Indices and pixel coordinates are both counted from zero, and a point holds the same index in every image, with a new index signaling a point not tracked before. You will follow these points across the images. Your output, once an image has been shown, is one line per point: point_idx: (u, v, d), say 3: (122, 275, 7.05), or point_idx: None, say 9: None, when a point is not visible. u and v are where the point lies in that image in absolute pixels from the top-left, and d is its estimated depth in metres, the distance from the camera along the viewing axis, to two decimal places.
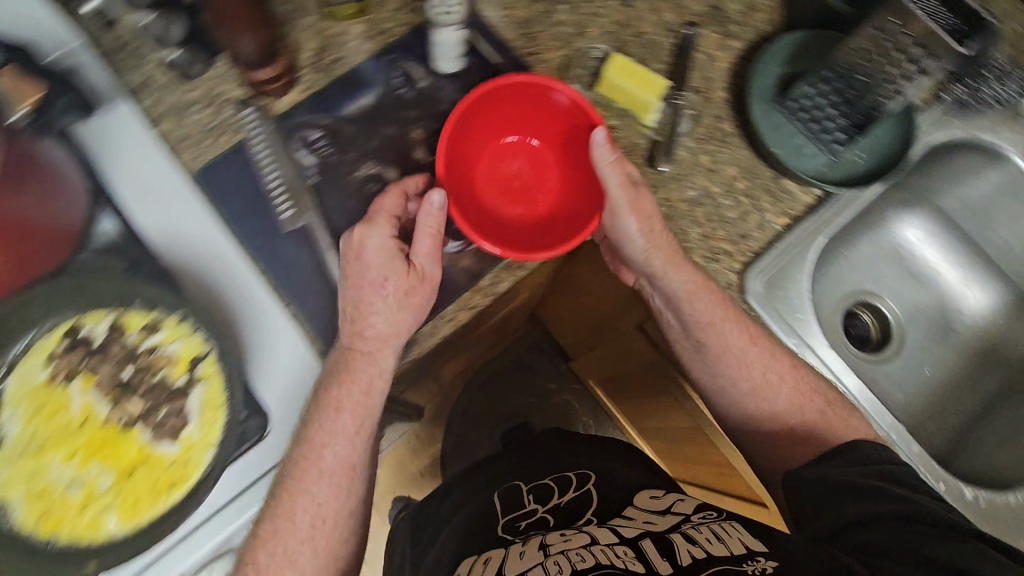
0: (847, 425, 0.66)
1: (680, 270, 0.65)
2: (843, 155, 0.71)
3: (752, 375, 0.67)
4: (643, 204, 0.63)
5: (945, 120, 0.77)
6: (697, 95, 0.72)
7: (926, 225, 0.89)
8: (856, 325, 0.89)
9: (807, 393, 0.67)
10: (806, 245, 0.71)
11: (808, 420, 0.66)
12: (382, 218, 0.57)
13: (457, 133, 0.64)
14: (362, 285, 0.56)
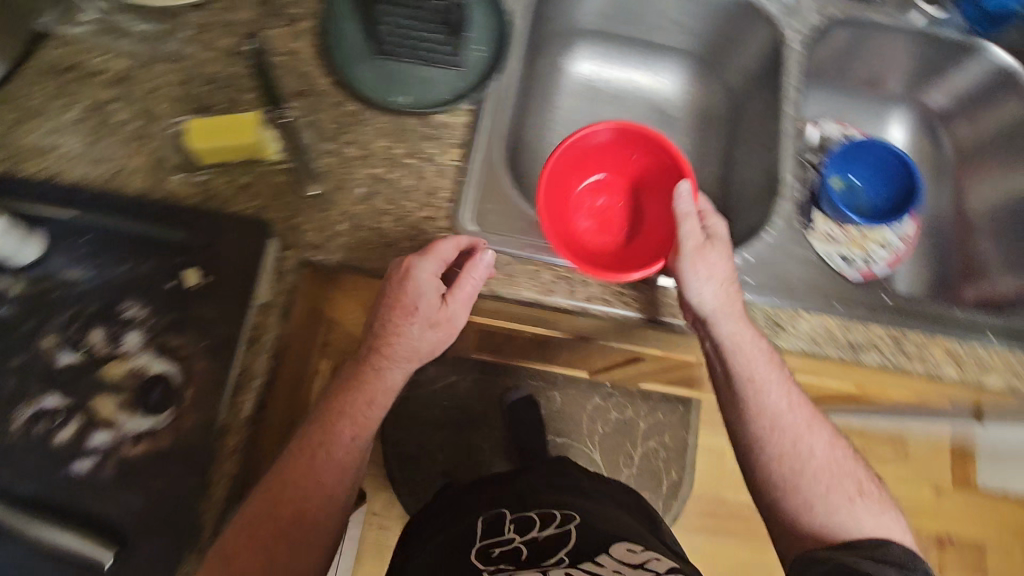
0: (876, 518, 0.62)
1: (732, 324, 0.63)
2: (467, 60, 0.70)
3: (786, 424, 0.64)
4: (710, 257, 0.63)
5: None
6: (302, 98, 0.67)
7: (591, 55, 0.92)
8: None
9: (841, 473, 0.64)
10: (488, 161, 0.68)
11: (833, 511, 0.62)
12: (433, 252, 0.60)
13: (574, 159, 0.73)
14: (408, 308, 0.59)
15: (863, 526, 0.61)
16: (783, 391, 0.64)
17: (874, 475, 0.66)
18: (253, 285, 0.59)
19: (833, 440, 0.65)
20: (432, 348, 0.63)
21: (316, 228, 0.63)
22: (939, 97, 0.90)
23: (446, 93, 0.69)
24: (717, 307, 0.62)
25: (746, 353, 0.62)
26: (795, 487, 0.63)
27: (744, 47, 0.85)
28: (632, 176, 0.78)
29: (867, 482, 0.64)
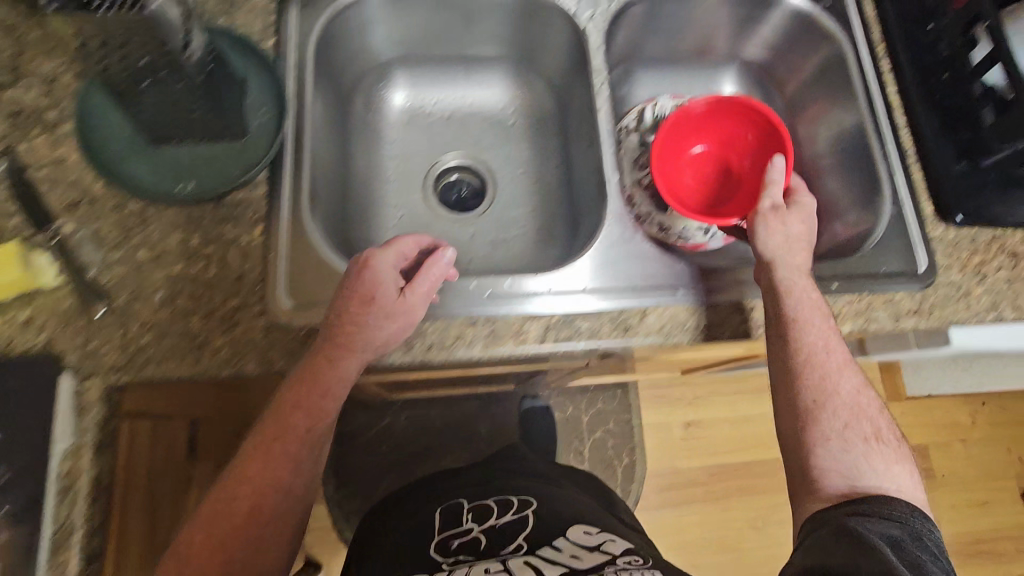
0: (890, 468, 0.61)
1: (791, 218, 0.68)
2: (252, 128, 0.66)
3: (828, 363, 0.62)
4: (790, 218, 0.68)
5: (307, 13, 0.72)
6: (74, 208, 0.61)
7: (407, 81, 0.88)
8: (457, 190, 0.87)
9: (858, 417, 0.62)
10: (294, 229, 0.65)
11: (848, 451, 0.60)
12: (397, 245, 0.63)
13: (669, 150, 0.81)
14: (364, 299, 0.58)
15: (881, 479, 0.60)
16: (826, 336, 0.63)
17: (897, 436, 0.64)
18: (50, 430, 0.54)
19: (861, 386, 0.63)
20: (388, 342, 0.59)
21: (116, 347, 0.58)
22: (757, 49, 0.89)
23: (236, 169, 0.64)
24: (794, 237, 0.67)
25: (806, 299, 0.63)
26: (815, 418, 0.62)
27: (548, 45, 0.83)
28: (721, 136, 0.86)
29: (886, 431, 0.63)
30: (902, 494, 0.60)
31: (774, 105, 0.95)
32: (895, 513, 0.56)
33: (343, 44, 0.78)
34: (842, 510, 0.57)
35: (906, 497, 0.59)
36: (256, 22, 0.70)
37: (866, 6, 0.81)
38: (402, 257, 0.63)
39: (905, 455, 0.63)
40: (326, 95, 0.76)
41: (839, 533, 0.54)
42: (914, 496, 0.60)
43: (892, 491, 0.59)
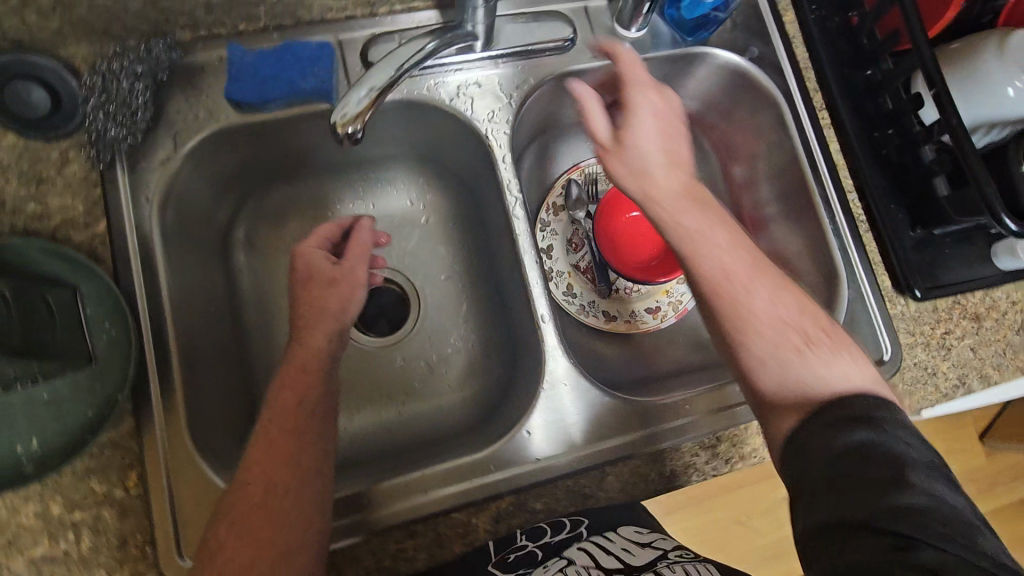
0: (831, 366, 0.52)
1: (653, 132, 0.60)
2: (97, 354, 0.53)
3: (739, 274, 0.55)
4: (671, 129, 0.61)
5: (140, 176, 0.58)
6: None
7: (293, 202, 0.74)
8: (378, 314, 0.76)
9: (781, 326, 0.54)
10: (181, 460, 0.55)
11: (784, 375, 0.53)
12: (325, 228, 0.65)
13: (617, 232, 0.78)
14: (305, 281, 0.61)
15: (825, 383, 0.51)
16: (707, 257, 0.56)
17: (824, 326, 0.56)
18: None
19: (774, 296, 0.55)
20: (343, 306, 0.61)
21: None
22: (687, 102, 0.80)
23: (90, 410, 0.51)
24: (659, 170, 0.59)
25: (691, 234, 0.57)
26: (748, 346, 0.54)
27: (454, 143, 0.71)
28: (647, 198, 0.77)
29: (813, 329, 0.55)
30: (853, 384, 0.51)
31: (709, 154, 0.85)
32: (856, 406, 0.48)
33: (201, 188, 0.64)
34: (816, 424, 0.49)
35: (862, 388, 0.50)
36: (75, 203, 0.56)
37: (795, 45, 0.74)
38: (329, 240, 0.66)
39: (844, 344, 0.54)
40: (192, 258, 0.63)
41: (820, 448, 0.47)
42: (872, 384, 0.51)
43: (849, 385, 0.50)
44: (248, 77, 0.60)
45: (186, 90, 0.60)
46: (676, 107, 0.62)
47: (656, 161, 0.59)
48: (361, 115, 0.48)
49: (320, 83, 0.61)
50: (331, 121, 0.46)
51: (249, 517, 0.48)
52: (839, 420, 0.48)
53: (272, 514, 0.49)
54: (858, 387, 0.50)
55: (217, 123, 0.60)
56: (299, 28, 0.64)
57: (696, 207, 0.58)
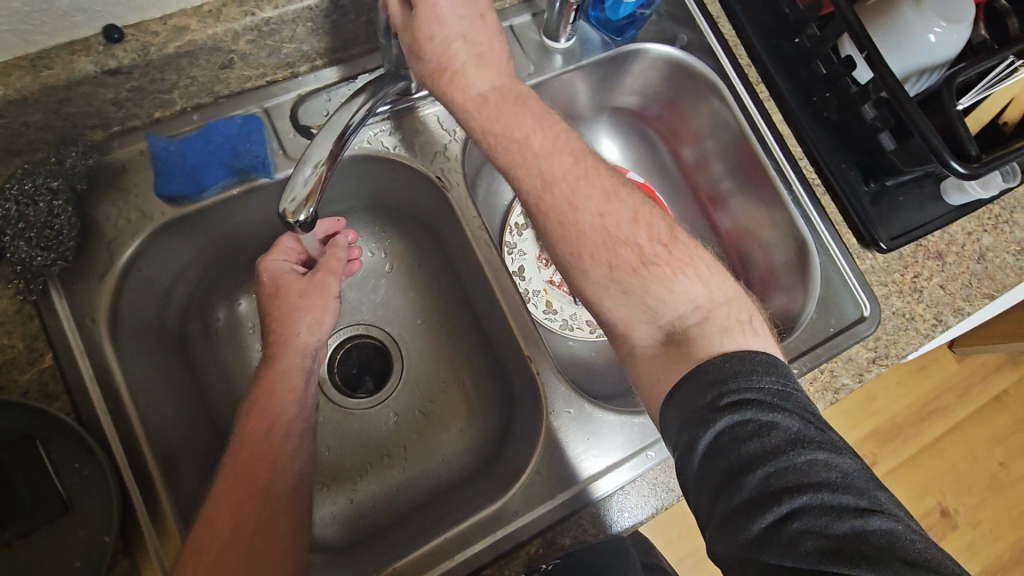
0: (672, 290, 0.51)
1: (475, 24, 0.51)
2: (73, 499, 0.49)
3: (561, 185, 0.53)
4: (487, 16, 0.52)
5: (80, 294, 0.54)
6: None
7: (247, 280, 0.70)
8: (362, 374, 0.74)
9: (615, 238, 0.52)
10: None
11: (625, 293, 0.52)
12: (288, 243, 0.60)
13: None
14: (273, 295, 0.58)
15: (669, 306, 0.51)
16: (531, 172, 0.53)
17: (664, 238, 0.53)
18: None
19: (603, 210, 0.52)
20: (319, 320, 0.58)
21: None
22: (629, 98, 0.80)
23: (76, 560, 0.47)
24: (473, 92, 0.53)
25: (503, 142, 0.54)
26: (583, 278, 0.53)
27: (405, 189, 0.69)
28: None
29: (647, 232, 0.53)
30: (701, 310, 0.51)
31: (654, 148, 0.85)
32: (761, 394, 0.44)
33: (147, 290, 0.60)
34: (692, 405, 0.45)
35: (711, 311, 0.51)
36: (13, 341, 0.51)
37: (718, 25, 0.75)
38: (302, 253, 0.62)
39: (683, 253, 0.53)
40: (155, 365, 0.59)
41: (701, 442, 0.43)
42: (716, 305, 0.51)
43: (685, 306, 0.51)
44: (177, 167, 0.57)
45: (110, 192, 0.57)
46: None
47: (464, 55, 0.52)
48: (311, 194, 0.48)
49: (256, 158, 0.59)
50: (285, 213, 0.48)
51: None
52: (725, 408, 0.43)
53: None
54: (707, 318, 0.51)
55: (154, 220, 0.57)
56: (219, 104, 0.61)
57: (518, 105, 0.54)
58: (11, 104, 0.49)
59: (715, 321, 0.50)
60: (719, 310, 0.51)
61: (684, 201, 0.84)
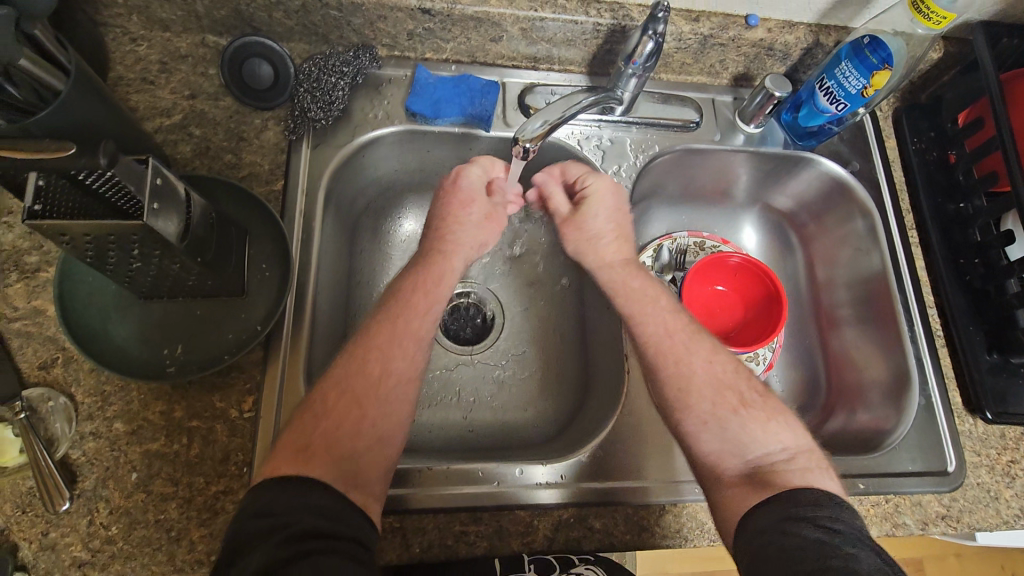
0: (766, 428, 0.58)
1: (606, 214, 0.71)
2: (249, 289, 0.60)
3: (678, 334, 0.64)
4: (619, 204, 0.72)
5: (318, 153, 0.69)
6: (48, 372, 0.56)
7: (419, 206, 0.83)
8: (464, 324, 0.83)
9: (720, 391, 0.61)
10: (292, 396, 0.60)
11: (724, 429, 0.59)
12: (481, 160, 0.72)
13: (696, 303, 0.84)
14: (466, 204, 0.70)
15: (762, 444, 0.58)
16: (659, 321, 0.65)
17: (760, 390, 0.62)
18: None
19: (711, 359, 0.63)
20: (483, 243, 0.71)
21: (78, 534, 0.52)
22: (784, 201, 0.88)
23: (231, 332, 0.59)
24: (597, 232, 0.71)
25: (629, 290, 0.67)
26: (683, 403, 0.60)
27: None
28: (738, 279, 0.85)
29: (748, 393, 0.61)
30: (788, 452, 0.57)
31: (788, 254, 0.90)
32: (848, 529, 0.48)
33: (356, 173, 0.74)
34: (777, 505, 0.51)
35: (796, 453, 0.57)
36: (264, 163, 0.67)
37: (892, 167, 0.82)
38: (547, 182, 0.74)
39: (776, 411, 0.60)
40: (335, 232, 0.72)
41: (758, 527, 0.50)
42: (802, 450, 0.57)
43: (783, 453, 0.57)
44: (427, 95, 0.72)
45: (372, 93, 0.72)
46: (612, 189, 0.71)
47: (607, 233, 0.71)
48: (535, 139, 0.60)
49: (483, 113, 0.72)
50: (518, 134, 0.60)
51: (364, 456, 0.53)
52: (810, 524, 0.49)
53: (371, 481, 0.52)
54: (793, 457, 0.57)
55: (392, 123, 0.72)
56: (473, 65, 0.76)
57: (627, 269, 0.69)
58: (350, 5, 0.66)
59: (799, 461, 0.56)
60: (807, 455, 0.57)
61: (802, 312, 0.87)
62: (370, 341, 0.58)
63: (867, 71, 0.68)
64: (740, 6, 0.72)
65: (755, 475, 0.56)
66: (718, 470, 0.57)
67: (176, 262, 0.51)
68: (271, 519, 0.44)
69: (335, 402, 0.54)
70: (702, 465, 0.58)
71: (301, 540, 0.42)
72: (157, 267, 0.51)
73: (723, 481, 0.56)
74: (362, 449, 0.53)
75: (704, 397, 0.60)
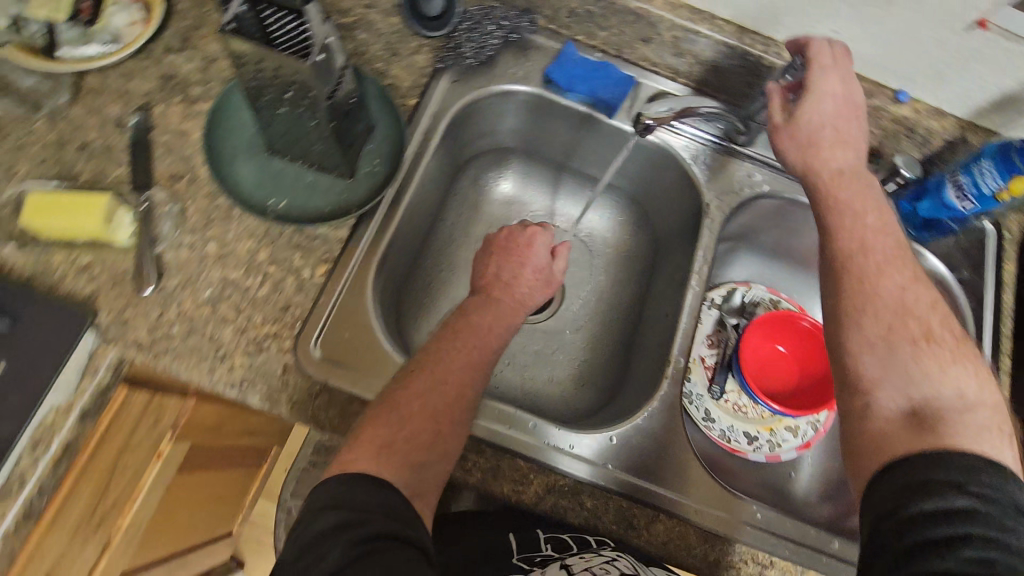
0: (948, 372, 0.53)
1: (826, 106, 0.65)
2: (357, 176, 0.66)
3: (875, 253, 0.59)
4: (855, 97, 0.65)
5: (455, 88, 0.75)
6: (173, 183, 0.63)
7: (522, 173, 0.89)
8: None
9: (903, 318, 0.55)
10: (358, 281, 0.65)
11: (892, 357, 0.54)
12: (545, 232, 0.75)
13: (752, 357, 0.82)
14: (534, 269, 0.72)
15: (938, 383, 0.52)
16: (872, 233, 0.60)
17: (957, 337, 0.55)
18: (46, 388, 0.54)
19: (905, 286, 0.57)
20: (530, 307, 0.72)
21: (145, 323, 0.58)
22: None
23: (329, 206, 0.65)
24: (818, 127, 0.65)
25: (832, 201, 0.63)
26: (847, 323, 0.57)
27: (671, 200, 0.82)
28: (800, 344, 0.82)
29: (939, 329, 0.55)
30: (967, 402, 0.51)
31: None
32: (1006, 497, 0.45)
33: (482, 118, 0.79)
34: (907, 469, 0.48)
35: (977, 406, 0.51)
36: (407, 79, 0.73)
37: (1007, 288, 0.77)
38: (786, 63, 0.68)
39: (968, 354, 0.54)
40: (444, 163, 0.78)
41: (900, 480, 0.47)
42: (985, 404, 0.51)
43: (963, 401, 0.51)
44: (567, 68, 0.76)
45: (519, 53, 0.78)
46: (840, 89, 0.65)
47: (829, 130, 0.65)
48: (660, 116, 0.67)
49: (611, 101, 0.75)
50: (641, 111, 0.68)
51: (421, 421, 0.55)
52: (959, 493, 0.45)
53: (432, 477, 0.54)
54: (972, 410, 0.51)
55: (528, 83, 0.77)
56: (618, 58, 0.79)
57: (835, 178, 0.64)
58: None
59: (977, 418, 0.50)
60: (989, 411, 0.51)
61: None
62: (443, 360, 0.59)
63: (1006, 174, 0.66)
64: (893, 80, 0.73)
65: (916, 412, 0.51)
66: (873, 396, 0.54)
67: (314, 118, 0.58)
68: (337, 515, 0.47)
69: (407, 407, 0.55)
70: (856, 387, 0.55)
71: (369, 538, 0.45)
72: (294, 118, 0.58)
73: (876, 415, 0.53)
74: (429, 439, 0.55)
75: (843, 324, 0.57)
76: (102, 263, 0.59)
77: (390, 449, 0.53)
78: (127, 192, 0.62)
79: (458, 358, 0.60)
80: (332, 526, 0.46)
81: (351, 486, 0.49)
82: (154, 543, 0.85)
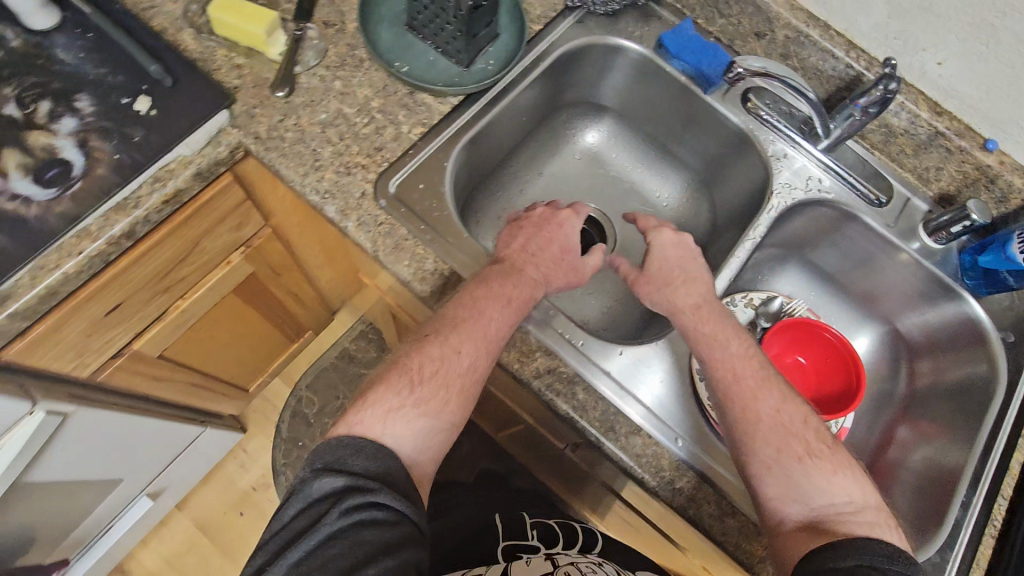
0: (831, 481, 0.60)
1: (657, 260, 0.74)
2: (472, 67, 0.76)
3: (748, 380, 0.64)
4: (684, 247, 0.75)
5: (577, 28, 0.83)
6: (324, 28, 0.75)
7: (611, 130, 0.95)
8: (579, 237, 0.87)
9: (783, 437, 0.62)
10: (445, 151, 0.73)
11: (789, 476, 0.60)
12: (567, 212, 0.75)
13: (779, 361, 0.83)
14: (564, 248, 0.72)
15: (828, 495, 0.59)
16: (726, 366, 0.65)
17: (828, 441, 0.63)
18: (177, 141, 0.65)
19: (780, 407, 0.63)
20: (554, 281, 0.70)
21: (267, 123, 0.69)
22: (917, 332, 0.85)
23: (441, 82, 0.74)
24: (664, 277, 0.72)
25: (713, 332, 0.67)
26: (743, 457, 0.62)
27: (739, 186, 0.86)
28: (822, 351, 0.82)
29: (815, 442, 0.62)
30: (855, 505, 0.59)
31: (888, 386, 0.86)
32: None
33: (593, 68, 0.88)
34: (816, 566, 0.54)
35: (862, 506, 0.59)
36: (538, 8, 0.83)
37: None
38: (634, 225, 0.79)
39: (843, 458, 0.62)
40: (545, 92, 0.86)
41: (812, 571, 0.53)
42: (868, 503, 0.59)
43: (850, 506, 0.59)
44: (681, 39, 0.82)
45: (642, 18, 0.86)
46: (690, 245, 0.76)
47: (674, 280, 0.72)
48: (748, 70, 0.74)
49: (712, 77, 0.82)
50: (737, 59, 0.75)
51: (425, 375, 0.61)
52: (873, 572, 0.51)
53: (442, 417, 0.61)
54: (860, 511, 0.59)
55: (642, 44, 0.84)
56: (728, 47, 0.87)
57: (721, 317, 0.69)
58: None
59: (864, 517, 0.58)
60: (872, 508, 0.59)
61: (861, 450, 0.82)
62: (458, 328, 0.62)
63: None
64: (986, 127, 0.75)
65: (818, 524, 0.58)
66: (780, 514, 0.59)
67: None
68: (343, 478, 0.53)
69: (416, 373, 0.61)
70: (763, 508, 0.60)
71: (357, 510, 0.50)
72: None
73: (785, 527, 0.59)
74: (419, 397, 0.60)
75: (740, 445, 0.62)
76: (251, 67, 0.71)
77: (395, 413, 0.59)
78: (288, 21, 0.74)
79: (482, 315, 0.63)
80: (338, 487, 0.52)
81: (350, 450, 0.55)
82: (194, 348, 0.95)
